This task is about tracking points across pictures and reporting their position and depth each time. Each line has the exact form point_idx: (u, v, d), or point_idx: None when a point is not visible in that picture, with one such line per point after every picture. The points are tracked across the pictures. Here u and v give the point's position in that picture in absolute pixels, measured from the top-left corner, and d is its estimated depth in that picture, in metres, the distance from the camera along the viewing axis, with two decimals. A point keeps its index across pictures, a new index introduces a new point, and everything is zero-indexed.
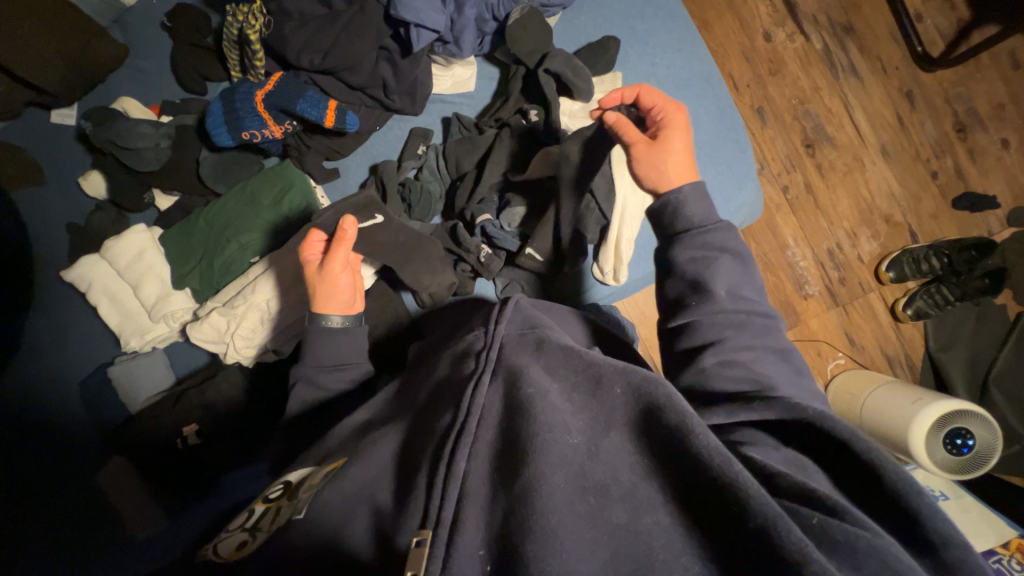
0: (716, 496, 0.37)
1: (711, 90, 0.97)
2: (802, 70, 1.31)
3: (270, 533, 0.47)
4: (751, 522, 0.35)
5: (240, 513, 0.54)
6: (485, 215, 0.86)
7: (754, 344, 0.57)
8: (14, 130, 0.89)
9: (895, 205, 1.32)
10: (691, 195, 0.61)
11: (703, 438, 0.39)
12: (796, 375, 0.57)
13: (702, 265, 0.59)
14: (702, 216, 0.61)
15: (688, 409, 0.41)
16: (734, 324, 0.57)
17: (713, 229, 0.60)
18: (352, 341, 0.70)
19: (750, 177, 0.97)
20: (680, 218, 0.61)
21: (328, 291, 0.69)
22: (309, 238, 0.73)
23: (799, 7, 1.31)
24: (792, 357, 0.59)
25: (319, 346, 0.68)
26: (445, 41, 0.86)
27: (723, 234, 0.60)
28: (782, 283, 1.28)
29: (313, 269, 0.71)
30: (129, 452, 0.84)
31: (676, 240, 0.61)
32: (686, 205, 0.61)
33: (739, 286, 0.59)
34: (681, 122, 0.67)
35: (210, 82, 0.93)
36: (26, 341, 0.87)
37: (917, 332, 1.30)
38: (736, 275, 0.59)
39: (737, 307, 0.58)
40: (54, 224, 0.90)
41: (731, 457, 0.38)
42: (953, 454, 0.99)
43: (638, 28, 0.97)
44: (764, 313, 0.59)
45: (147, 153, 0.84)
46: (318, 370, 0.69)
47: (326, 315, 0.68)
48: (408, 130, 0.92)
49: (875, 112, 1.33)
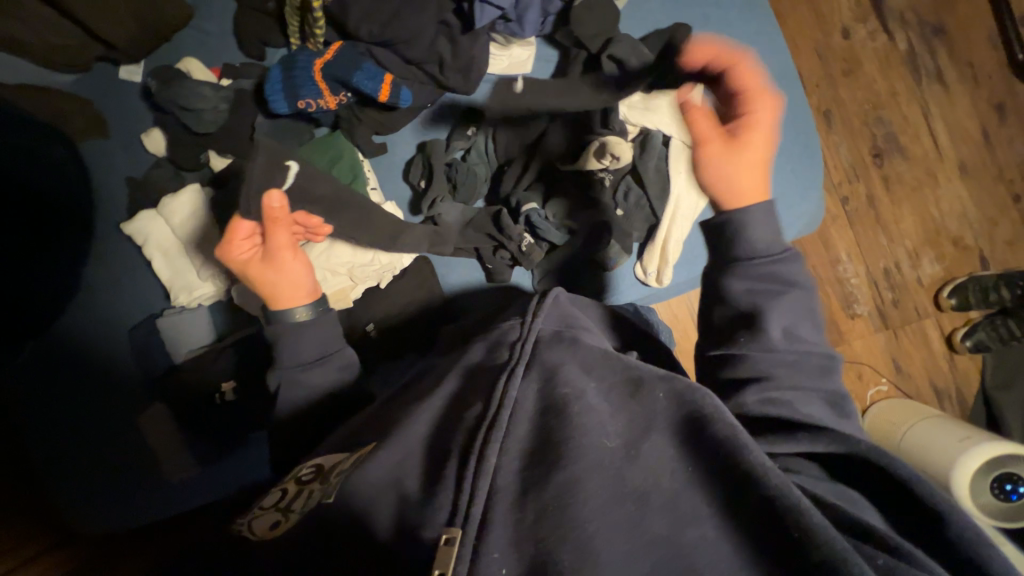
0: (767, 517, 0.38)
1: (785, 88, 0.91)
2: (881, 73, 1.21)
3: (302, 514, 0.48)
4: (814, 549, 0.36)
5: (272, 490, 0.56)
6: (531, 203, 0.84)
7: (805, 384, 0.55)
8: (83, 84, 0.93)
9: (967, 228, 1.22)
10: (757, 222, 0.56)
11: (758, 457, 0.41)
12: (844, 421, 0.56)
13: (769, 285, 0.56)
14: (766, 243, 0.56)
15: (737, 424, 0.43)
16: (787, 364, 0.55)
17: (778, 259, 0.56)
18: (326, 329, 0.68)
19: (816, 185, 0.91)
20: (740, 241, 0.56)
21: (283, 283, 0.69)
22: (231, 235, 0.68)
23: (885, 3, 1.20)
24: (844, 402, 0.57)
25: (294, 343, 0.67)
26: (506, 19, 0.83)
27: (787, 263, 0.56)
28: (828, 299, 1.20)
29: (257, 265, 0.69)
30: (167, 400, 0.89)
31: (733, 270, 0.57)
32: (748, 231, 0.56)
33: (797, 327, 0.56)
34: (769, 111, 0.58)
35: (269, 47, 0.93)
36: (81, 287, 0.92)
37: (973, 366, 1.22)
38: (796, 312, 0.56)
39: (793, 347, 0.56)
40: (113, 177, 0.93)
41: (784, 479, 0.40)
42: (1001, 500, 0.92)
43: (711, 16, 0.92)
44: (822, 355, 0.57)
45: (207, 115, 0.86)
46: (299, 369, 0.66)
47: (294, 308, 0.68)
48: (459, 109, 0.90)
49: (958, 124, 1.22)
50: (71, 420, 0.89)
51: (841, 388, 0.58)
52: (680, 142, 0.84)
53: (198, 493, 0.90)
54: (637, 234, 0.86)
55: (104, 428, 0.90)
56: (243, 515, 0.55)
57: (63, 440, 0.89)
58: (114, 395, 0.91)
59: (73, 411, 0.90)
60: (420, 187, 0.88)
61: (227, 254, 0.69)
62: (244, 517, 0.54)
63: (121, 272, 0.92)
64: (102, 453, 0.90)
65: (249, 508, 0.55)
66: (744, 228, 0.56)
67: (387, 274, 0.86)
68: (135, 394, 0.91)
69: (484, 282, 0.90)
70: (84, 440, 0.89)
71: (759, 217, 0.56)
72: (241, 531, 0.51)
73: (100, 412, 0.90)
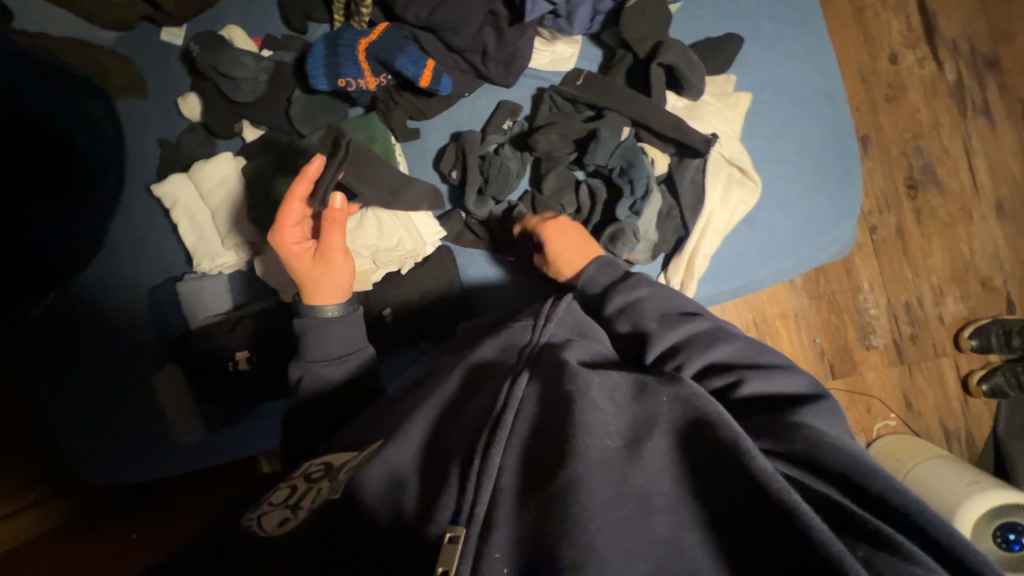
0: (772, 530, 0.36)
1: (831, 110, 0.89)
2: (926, 102, 1.17)
3: (310, 512, 0.49)
4: (816, 556, 0.34)
5: (281, 486, 0.55)
6: (626, 128, 0.83)
7: (703, 352, 0.57)
8: (125, 42, 0.93)
9: (996, 269, 1.19)
10: (596, 270, 0.67)
11: (759, 461, 0.39)
12: (757, 368, 0.56)
13: (631, 296, 0.63)
14: (608, 274, 0.67)
15: (740, 430, 0.41)
16: (682, 346, 0.58)
17: (621, 280, 0.65)
18: (352, 328, 0.70)
19: (853, 211, 0.89)
20: (591, 285, 0.67)
21: (320, 275, 0.70)
22: (282, 226, 0.69)
23: (939, 29, 1.16)
24: (750, 348, 0.58)
25: (321, 338, 0.69)
26: (556, 15, 0.82)
27: (633, 281, 0.64)
28: (845, 327, 1.18)
29: (305, 262, 0.70)
30: (180, 364, 0.90)
31: (605, 297, 0.64)
32: (594, 278, 0.67)
33: (670, 311, 0.61)
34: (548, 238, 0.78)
35: (311, 22, 0.92)
36: (107, 244, 0.93)
37: (986, 410, 1.19)
38: (661, 305, 0.62)
39: (675, 329, 0.59)
40: (147, 138, 0.93)
41: (786, 482, 0.38)
42: (1003, 548, 0.90)
43: (763, 29, 0.89)
44: (703, 324, 0.60)
45: (245, 84, 0.86)
46: (322, 363, 0.68)
47: (320, 307, 0.69)
48: (496, 101, 0.90)
49: (1000, 163, 1.18)
50: (86, 374, 0.91)
51: (742, 334, 0.59)
52: (720, 156, 0.83)
53: (201, 457, 0.91)
54: (664, 243, 0.86)
55: (116, 385, 0.92)
56: (252, 510, 0.52)
57: (75, 393, 0.91)
58: (128, 354, 0.92)
59: (89, 365, 0.91)
60: (452, 177, 0.87)
61: (278, 243, 0.70)
62: (252, 512, 0.52)
63: (148, 233, 0.93)
64: (111, 409, 0.91)
65: (259, 502, 0.54)
66: (592, 277, 0.67)
67: (409, 260, 0.86)
68: (150, 356, 0.92)
69: (505, 275, 0.90)
70: (96, 396, 0.91)
71: (596, 264, 0.68)
72: (246, 524, 0.50)
73: (113, 370, 0.92)
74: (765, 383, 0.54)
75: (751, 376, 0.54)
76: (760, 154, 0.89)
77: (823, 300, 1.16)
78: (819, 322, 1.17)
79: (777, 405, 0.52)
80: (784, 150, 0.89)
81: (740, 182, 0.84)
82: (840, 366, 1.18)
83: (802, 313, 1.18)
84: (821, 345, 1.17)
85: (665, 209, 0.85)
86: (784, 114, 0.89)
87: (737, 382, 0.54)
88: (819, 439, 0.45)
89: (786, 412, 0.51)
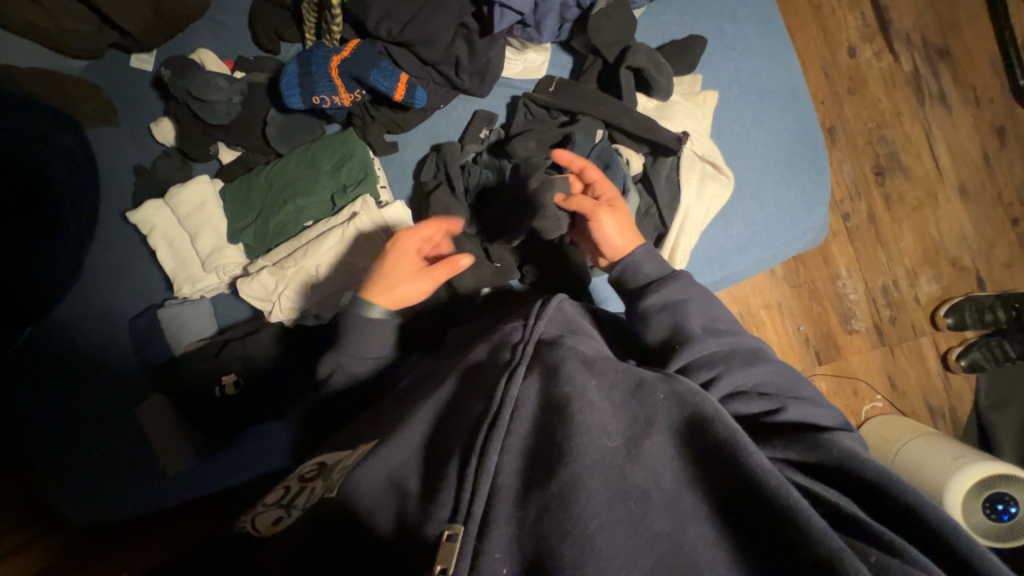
0: (768, 520, 0.38)
1: (796, 104, 0.93)
2: (886, 92, 1.22)
3: (304, 510, 0.48)
4: (813, 549, 0.35)
5: (275, 487, 0.55)
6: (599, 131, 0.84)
7: (744, 369, 0.57)
8: (93, 70, 0.92)
9: (964, 249, 1.23)
10: (644, 258, 0.68)
11: (758, 458, 0.39)
12: (794, 398, 0.56)
13: (676, 297, 0.63)
14: (657, 272, 0.68)
15: (738, 428, 0.42)
16: (722, 357, 0.58)
17: (673, 277, 0.65)
18: (388, 333, 0.75)
19: (823, 200, 0.92)
20: (639, 275, 0.68)
21: (407, 284, 0.73)
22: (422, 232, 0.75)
23: (892, 24, 1.22)
24: (789, 377, 0.59)
25: (360, 336, 0.74)
26: (525, 24, 0.84)
27: (684, 281, 0.64)
28: (827, 314, 1.21)
29: (404, 264, 0.74)
30: (167, 391, 0.89)
31: (647, 291, 0.64)
32: (641, 265, 0.68)
33: (717, 322, 0.62)
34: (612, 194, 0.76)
35: (284, 42, 0.92)
36: (83, 275, 0.91)
37: (967, 386, 1.23)
38: (709, 312, 0.62)
39: (719, 341, 0.59)
40: (121, 166, 0.92)
41: (784, 479, 0.39)
42: (992, 519, 0.92)
43: (726, 30, 0.93)
44: (750, 346, 0.60)
45: (219, 107, 0.85)
46: (353, 359, 0.75)
47: (370, 304, 0.73)
48: (472, 111, 0.91)
49: (959, 147, 1.23)
50: (67, 408, 0.88)
51: (782, 363, 0.60)
52: (693, 152, 0.85)
53: (190, 486, 0.88)
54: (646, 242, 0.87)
55: (101, 417, 0.89)
56: (246, 513, 0.52)
57: (57, 429, 0.88)
58: (113, 386, 0.90)
59: (71, 399, 0.89)
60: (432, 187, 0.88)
61: (405, 235, 0.75)
62: (247, 515, 0.51)
63: (126, 261, 0.92)
64: (96, 443, 0.89)
65: (253, 504, 0.53)
66: (639, 264, 0.68)
67: None
68: (136, 385, 0.90)
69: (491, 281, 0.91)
70: (79, 430, 0.88)
71: (646, 251, 0.69)
72: (242, 527, 0.50)
73: (97, 402, 0.89)
74: (803, 412, 0.54)
75: (793, 405, 0.55)
76: (731, 149, 0.92)
77: (803, 289, 1.19)
78: (802, 310, 1.20)
79: (807, 427, 0.52)
80: (754, 144, 0.91)
81: (714, 177, 0.86)
82: (825, 352, 1.21)
83: (784, 302, 1.21)
84: (805, 332, 1.20)
85: (642, 207, 0.87)
86: (752, 110, 0.92)
87: (777, 409, 0.54)
88: (846, 452, 0.47)
89: (816, 431, 0.51)
